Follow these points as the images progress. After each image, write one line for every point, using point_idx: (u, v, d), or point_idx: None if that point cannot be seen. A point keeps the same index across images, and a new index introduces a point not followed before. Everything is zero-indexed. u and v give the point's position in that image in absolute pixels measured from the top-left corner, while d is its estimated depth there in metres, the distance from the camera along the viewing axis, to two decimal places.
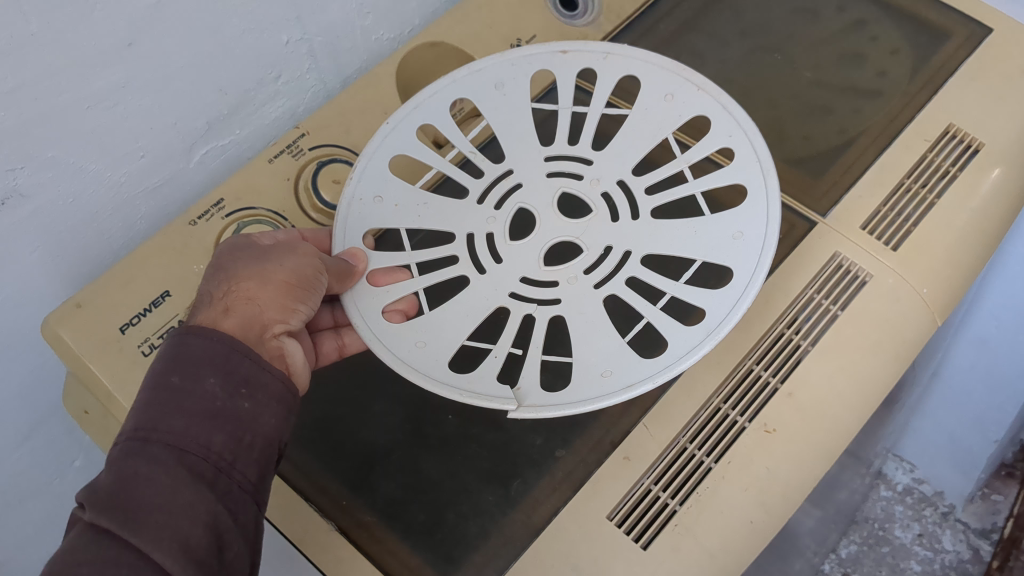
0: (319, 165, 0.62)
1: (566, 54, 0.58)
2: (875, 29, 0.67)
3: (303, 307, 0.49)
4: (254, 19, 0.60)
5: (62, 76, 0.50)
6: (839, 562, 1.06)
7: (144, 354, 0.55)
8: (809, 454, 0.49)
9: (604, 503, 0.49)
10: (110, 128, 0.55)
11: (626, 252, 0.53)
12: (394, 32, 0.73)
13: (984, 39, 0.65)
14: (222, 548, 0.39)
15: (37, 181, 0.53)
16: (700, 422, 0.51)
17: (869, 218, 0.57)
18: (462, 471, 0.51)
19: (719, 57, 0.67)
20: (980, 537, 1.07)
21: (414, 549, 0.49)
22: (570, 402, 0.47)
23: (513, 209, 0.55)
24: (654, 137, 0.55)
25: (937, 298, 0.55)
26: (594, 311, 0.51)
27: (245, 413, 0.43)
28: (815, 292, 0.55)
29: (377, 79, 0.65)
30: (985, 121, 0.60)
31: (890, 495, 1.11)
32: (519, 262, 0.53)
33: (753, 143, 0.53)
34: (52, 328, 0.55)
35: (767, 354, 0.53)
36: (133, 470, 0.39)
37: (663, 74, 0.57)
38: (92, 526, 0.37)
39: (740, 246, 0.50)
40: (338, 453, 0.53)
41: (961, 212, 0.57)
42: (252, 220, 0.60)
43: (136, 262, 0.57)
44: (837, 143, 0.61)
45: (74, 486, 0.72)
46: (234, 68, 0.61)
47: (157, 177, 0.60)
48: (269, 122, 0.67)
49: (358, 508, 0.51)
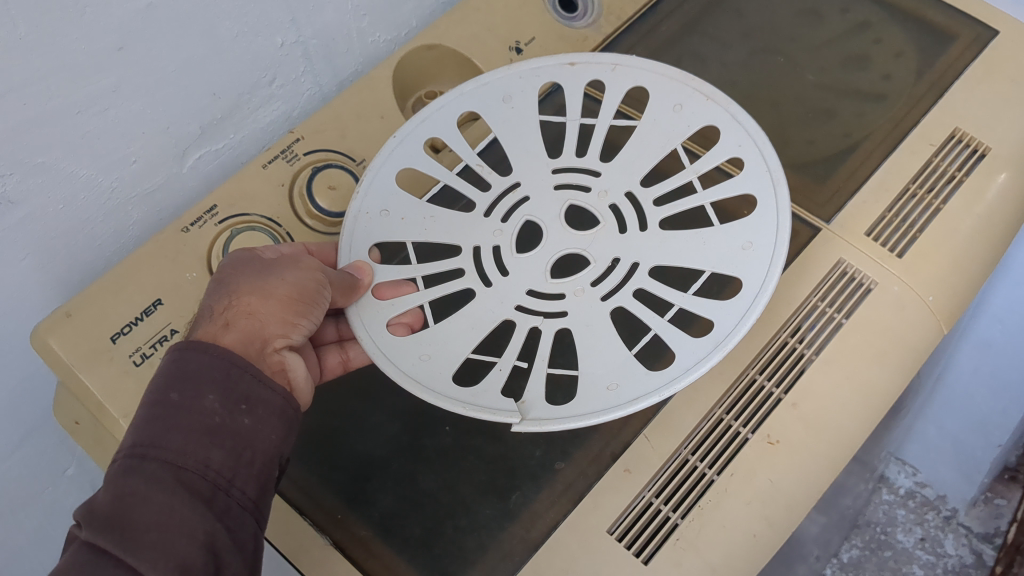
0: (314, 170, 0.61)
1: (574, 65, 0.58)
2: (879, 31, 0.66)
3: (305, 321, 0.48)
4: (248, 22, 0.59)
5: (51, 81, 0.49)
6: (840, 566, 1.05)
7: (136, 365, 0.54)
8: (814, 465, 0.49)
9: (604, 517, 0.48)
10: (102, 133, 0.54)
11: (633, 264, 0.52)
12: (390, 33, 0.72)
13: (991, 42, 0.64)
14: (218, 567, 0.38)
15: (27, 188, 0.52)
16: (701, 433, 0.50)
17: (874, 225, 0.56)
18: (460, 485, 0.50)
19: (721, 59, 0.66)
20: (983, 541, 1.05)
21: (409, 563, 0.48)
22: (574, 417, 0.46)
23: (520, 221, 0.54)
24: (664, 148, 0.54)
25: (943, 306, 0.54)
26: (601, 325, 0.50)
27: (245, 429, 0.42)
28: (819, 300, 0.54)
29: (374, 83, 0.64)
30: (992, 125, 0.59)
31: (891, 499, 1.10)
32: (526, 274, 0.52)
33: (763, 152, 0.52)
34: (42, 338, 0.54)
35: (770, 363, 0.52)
36: (131, 488, 0.38)
37: (673, 85, 0.56)
38: (88, 545, 0.37)
39: (749, 257, 0.49)
40: (335, 464, 0.52)
41: (967, 217, 0.56)
42: (246, 226, 0.58)
43: (128, 270, 0.56)
44: (840, 147, 0.61)
45: (66, 496, 0.71)
46: (228, 71, 0.60)
47: (150, 182, 0.59)
48: (263, 125, 0.66)
49: (354, 522, 0.50)
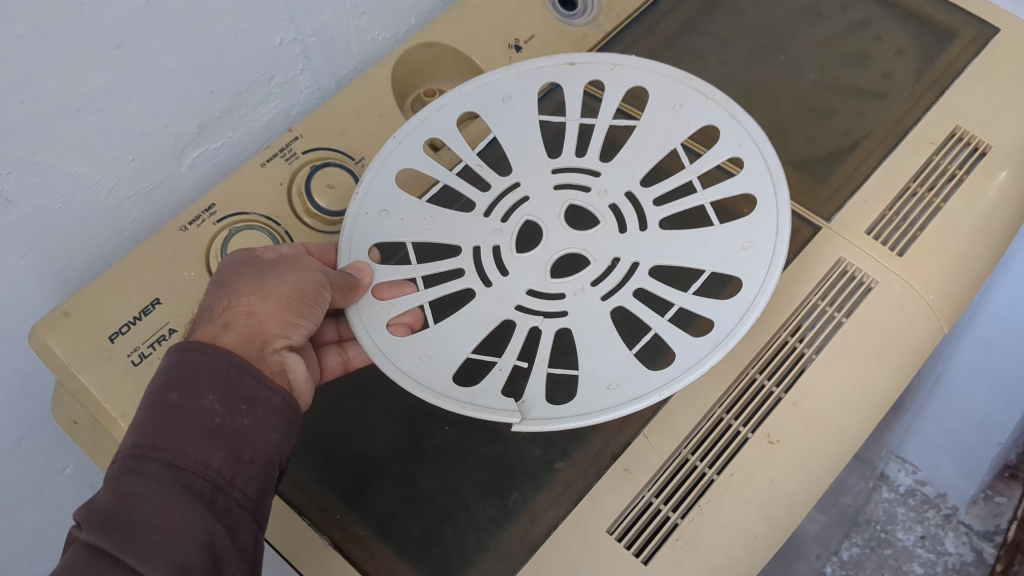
0: (312, 169, 0.60)
1: (573, 65, 0.57)
2: (879, 29, 0.66)
3: (304, 321, 0.48)
4: (246, 20, 0.58)
5: (48, 79, 0.49)
6: (840, 565, 1.05)
7: (134, 364, 0.53)
8: (814, 465, 0.48)
9: (604, 517, 0.48)
10: (100, 131, 0.54)
11: (633, 264, 0.51)
12: (389, 32, 0.71)
13: (991, 39, 0.63)
14: (218, 568, 0.38)
15: (24, 186, 0.52)
16: (701, 432, 0.50)
17: (874, 223, 0.56)
18: (459, 485, 0.50)
19: (721, 57, 0.66)
20: (983, 539, 1.05)
21: (409, 563, 0.48)
22: (574, 417, 0.46)
23: (520, 220, 0.54)
24: (663, 148, 0.54)
25: (943, 305, 0.54)
26: (600, 325, 0.49)
27: (244, 429, 0.42)
28: (819, 299, 0.53)
29: (373, 81, 0.63)
30: (992, 123, 0.59)
31: (891, 497, 1.10)
32: (526, 274, 0.52)
33: (763, 151, 0.52)
34: (40, 337, 0.54)
35: (770, 362, 0.52)
36: (131, 489, 0.38)
37: (672, 84, 0.56)
38: (88, 546, 0.37)
39: (749, 256, 0.49)
40: (334, 465, 0.52)
41: (967, 216, 0.56)
42: (244, 225, 0.58)
43: (126, 269, 0.56)
44: (840, 146, 0.60)
45: (66, 496, 0.71)
46: (226, 69, 0.60)
47: (148, 181, 0.59)
48: (262, 124, 0.65)
49: (353, 522, 0.50)
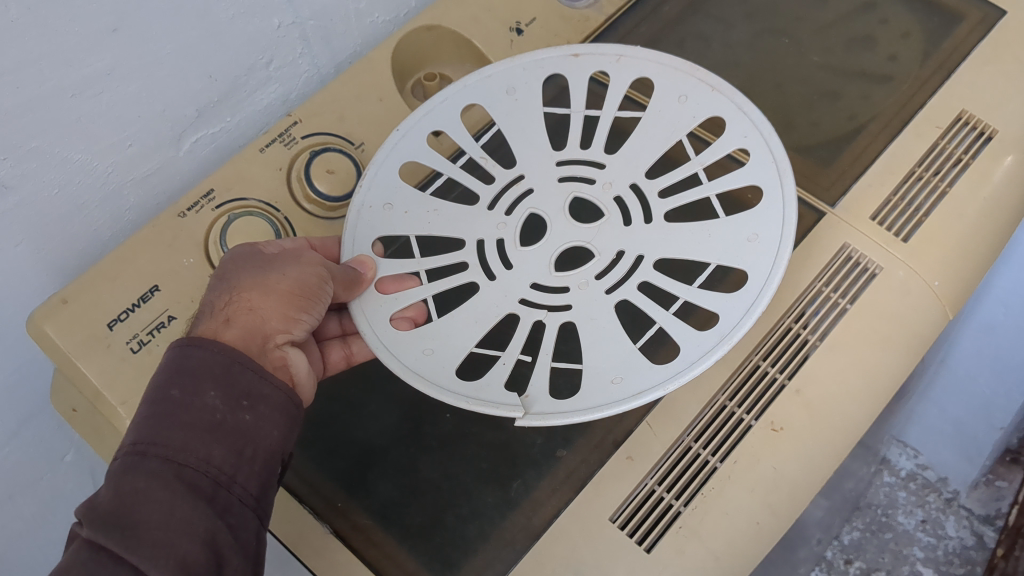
0: (312, 154, 0.60)
1: (578, 56, 0.57)
2: (885, 12, 0.65)
3: (306, 316, 0.48)
4: (244, 3, 0.58)
5: (44, 63, 0.49)
6: (841, 549, 1.05)
7: (133, 352, 0.53)
8: (817, 452, 0.48)
9: (606, 504, 0.48)
10: (97, 116, 0.53)
11: (638, 257, 0.51)
12: (388, 14, 0.70)
13: (998, 22, 0.62)
14: (221, 565, 0.38)
15: (21, 172, 0.51)
16: (705, 420, 0.49)
17: (880, 209, 0.56)
18: (461, 473, 0.50)
19: (724, 40, 0.65)
20: (984, 523, 1.06)
21: (411, 553, 0.48)
22: (578, 411, 0.45)
23: (524, 213, 0.53)
24: (668, 140, 0.53)
25: (948, 291, 0.53)
26: (604, 319, 0.49)
27: (247, 426, 0.42)
28: (824, 285, 0.53)
29: (373, 65, 0.63)
30: (1000, 106, 0.58)
31: (893, 481, 1.10)
32: (530, 268, 0.51)
33: (768, 142, 0.51)
34: (37, 325, 0.53)
35: (774, 349, 0.51)
36: (133, 486, 0.37)
37: (676, 75, 0.55)
38: (90, 543, 0.36)
39: (754, 248, 0.49)
40: (335, 453, 0.52)
41: (973, 201, 0.55)
42: (242, 211, 0.58)
43: (124, 255, 0.55)
44: (845, 130, 0.60)
45: (66, 483, 0.71)
46: (224, 53, 0.59)
47: (146, 167, 0.59)
48: (261, 109, 0.65)
49: (354, 510, 0.50)
